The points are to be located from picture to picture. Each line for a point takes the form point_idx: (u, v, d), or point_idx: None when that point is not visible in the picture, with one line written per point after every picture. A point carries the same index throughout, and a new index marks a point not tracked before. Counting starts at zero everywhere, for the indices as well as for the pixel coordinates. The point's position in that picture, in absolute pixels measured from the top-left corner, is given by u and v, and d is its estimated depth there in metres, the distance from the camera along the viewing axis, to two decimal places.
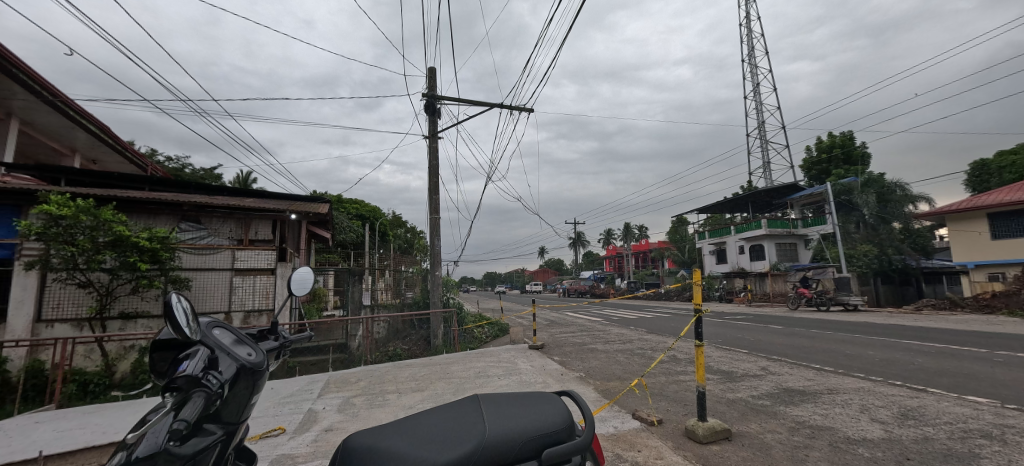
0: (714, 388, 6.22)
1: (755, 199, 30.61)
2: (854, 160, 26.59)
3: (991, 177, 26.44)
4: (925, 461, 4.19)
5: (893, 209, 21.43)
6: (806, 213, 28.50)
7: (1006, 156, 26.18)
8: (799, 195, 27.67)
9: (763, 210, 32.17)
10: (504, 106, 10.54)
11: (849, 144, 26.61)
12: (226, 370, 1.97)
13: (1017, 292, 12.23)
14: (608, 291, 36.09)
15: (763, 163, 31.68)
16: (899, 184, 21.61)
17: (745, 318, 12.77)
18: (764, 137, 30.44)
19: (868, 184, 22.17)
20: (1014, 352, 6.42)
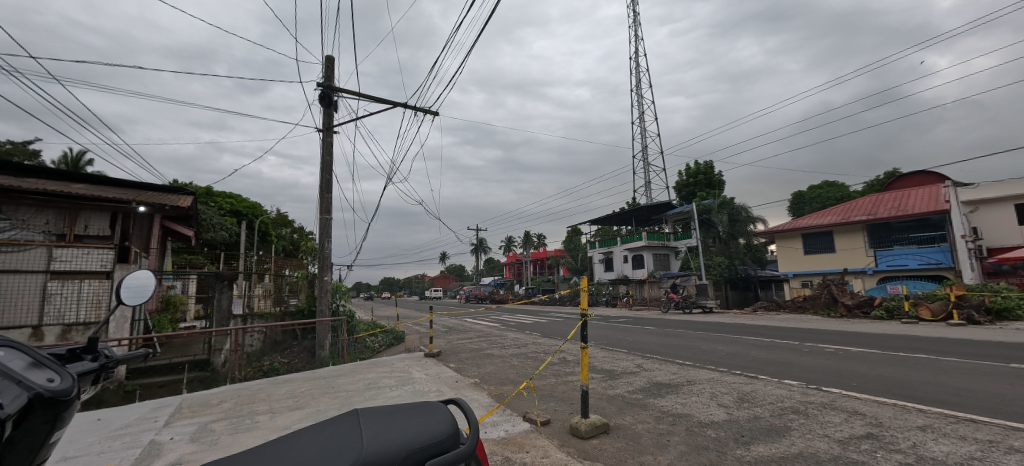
0: (597, 386, 6.69)
1: (638, 214, 34.25)
2: (714, 186, 31.64)
3: (804, 206, 33.81)
4: (754, 436, 5.01)
5: (740, 226, 25.66)
6: (677, 228, 32.80)
7: (814, 190, 33.71)
8: (672, 212, 31.17)
9: (644, 223, 35.92)
10: (407, 106, 10.21)
11: (710, 172, 31.61)
12: (10, 402, 1.45)
13: (818, 295, 15.64)
14: (507, 297, 37.04)
15: (646, 183, 35.81)
16: (744, 207, 26.17)
17: (626, 320, 14.15)
18: (647, 161, 34.45)
19: (723, 206, 26.25)
20: (814, 343, 8.17)
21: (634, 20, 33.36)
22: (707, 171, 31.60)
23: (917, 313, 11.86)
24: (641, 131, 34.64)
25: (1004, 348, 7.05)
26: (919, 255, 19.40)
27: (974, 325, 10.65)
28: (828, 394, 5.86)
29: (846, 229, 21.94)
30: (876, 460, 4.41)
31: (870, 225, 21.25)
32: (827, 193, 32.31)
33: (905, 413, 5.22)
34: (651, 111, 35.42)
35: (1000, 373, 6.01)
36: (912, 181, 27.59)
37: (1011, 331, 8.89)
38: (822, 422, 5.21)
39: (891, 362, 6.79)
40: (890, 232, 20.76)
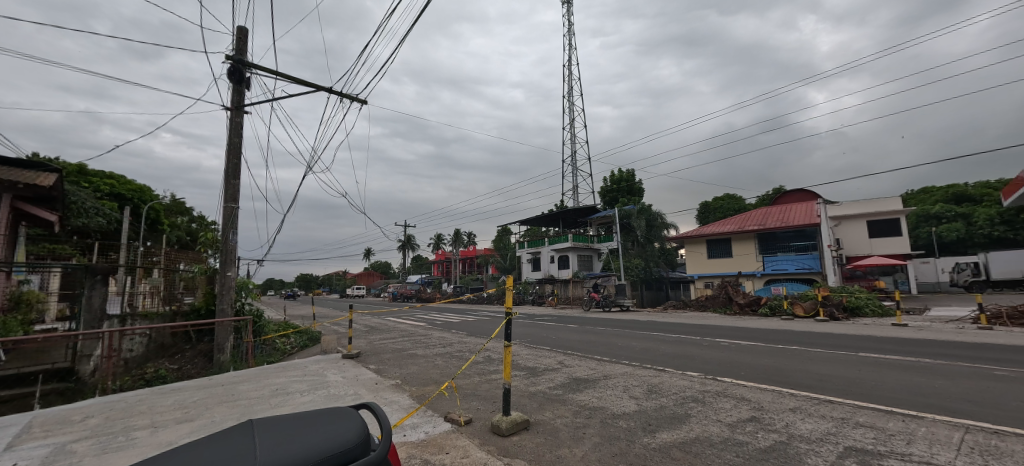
0: (519, 383, 6.78)
1: (566, 217, 35.53)
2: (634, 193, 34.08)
3: (709, 215, 37.75)
4: (659, 425, 5.42)
5: (655, 232, 28.01)
6: (601, 231, 34.76)
7: (718, 202, 37.77)
8: (596, 215, 33.47)
9: (571, 226, 37.54)
10: (332, 91, 9.55)
11: (631, 180, 34.01)
12: None
13: (717, 295, 17.51)
14: (434, 295, 36.32)
15: (574, 187, 37.40)
16: (660, 214, 28.52)
17: (549, 318, 14.58)
18: (576, 166, 36.03)
19: (642, 212, 28.43)
20: (712, 338, 9.08)
21: (567, 30, 34.66)
22: (629, 179, 33.87)
23: (794, 311, 13.79)
24: (571, 137, 36.07)
25: (853, 339, 8.48)
26: (796, 260, 22.62)
27: (834, 320, 12.66)
28: (721, 383, 6.54)
29: (743, 237, 24.85)
30: (757, 439, 5.01)
31: (761, 234, 24.28)
32: (730, 205, 36.35)
33: (780, 397, 6.02)
34: (581, 119, 37.10)
35: (849, 360, 7.19)
36: (795, 198, 32.13)
37: (862, 325, 10.63)
38: (715, 409, 5.80)
39: (770, 353, 7.80)
40: (775, 241, 23.93)
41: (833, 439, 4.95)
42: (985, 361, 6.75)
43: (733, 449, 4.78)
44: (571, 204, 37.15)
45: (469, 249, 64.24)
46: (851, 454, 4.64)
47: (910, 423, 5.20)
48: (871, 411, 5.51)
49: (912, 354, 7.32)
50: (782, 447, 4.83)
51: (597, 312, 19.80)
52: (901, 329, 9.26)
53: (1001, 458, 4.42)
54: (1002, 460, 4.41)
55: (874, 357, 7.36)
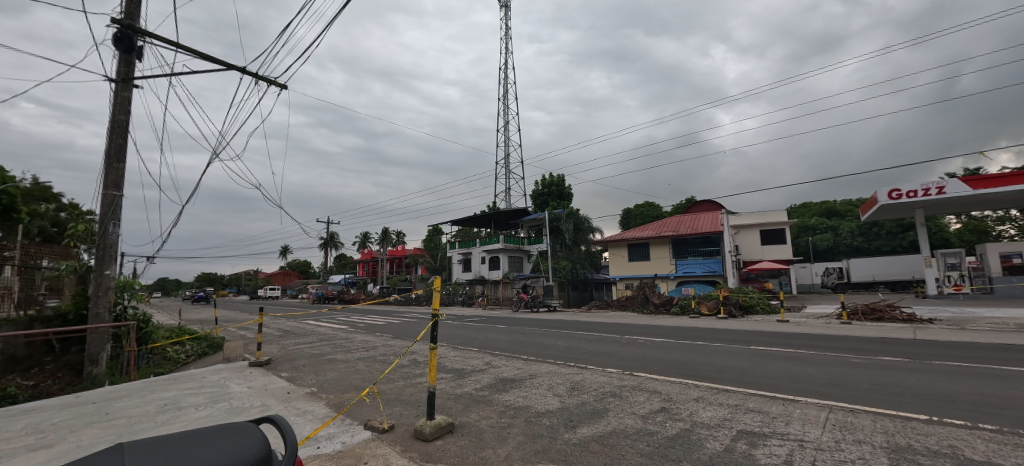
0: (445, 386, 6.65)
1: (497, 218, 35.80)
2: (564, 197, 35.44)
3: (631, 221, 40.54)
4: (580, 420, 5.65)
5: (582, 235, 29.25)
6: (531, 233, 35.69)
7: (639, 208, 40.68)
8: (527, 218, 34.27)
9: (503, 227, 38.02)
10: (245, 72, 8.66)
11: (561, 185, 35.33)
12: None
13: (635, 295, 18.79)
14: (359, 297, 34.53)
15: (507, 189, 37.90)
16: (587, 219, 29.88)
17: (477, 319, 14.58)
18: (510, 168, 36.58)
19: (570, 216, 29.50)
20: (628, 336, 9.71)
21: (504, 33, 35.00)
22: (559, 183, 35.18)
23: (700, 309, 15.31)
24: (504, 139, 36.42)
25: (745, 333, 9.62)
26: (703, 264, 25.10)
27: (732, 317, 14.28)
28: (637, 378, 6.99)
29: (660, 242, 27.00)
30: (666, 428, 5.43)
31: (675, 239, 26.57)
32: (650, 212, 39.29)
33: (686, 388, 6.59)
34: (516, 122, 37.65)
35: (743, 352, 8.11)
36: (705, 207, 35.69)
37: (753, 321, 12.11)
38: (631, 402, 6.19)
39: (678, 348, 8.53)
40: (686, 246, 26.33)
41: (728, 424, 5.54)
42: (842, 350, 8.04)
43: (645, 439, 5.13)
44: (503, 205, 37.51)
45: (398, 248, 61.91)
46: (742, 437, 5.23)
47: (789, 406, 5.99)
48: (758, 397, 6.27)
49: (789, 345, 8.49)
50: (686, 434, 5.29)
51: (526, 312, 20.24)
52: (781, 324, 10.70)
53: (853, 432, 5.28)
54: (854, 433, 5.26)
55: (761, 348, 8.42)
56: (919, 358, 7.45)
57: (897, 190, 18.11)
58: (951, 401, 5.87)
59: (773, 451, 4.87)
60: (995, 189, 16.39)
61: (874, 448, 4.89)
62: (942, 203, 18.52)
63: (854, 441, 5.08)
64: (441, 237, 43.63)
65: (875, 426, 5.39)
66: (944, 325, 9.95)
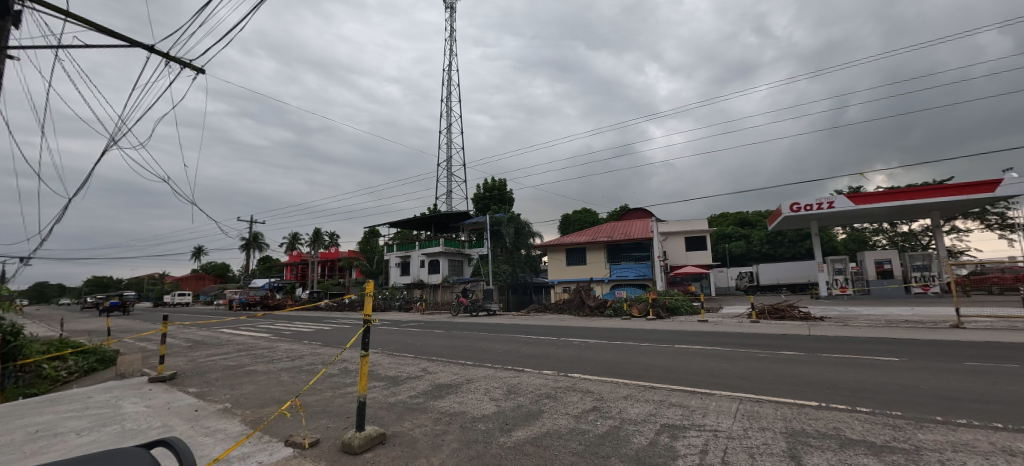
0: (378, 394, 6.38)
1: (437, 220, 35.21)
2: (505, 201, 35.84)
3: (570, 226, 41.95)
4: (516, 423, 5.69)
5: (522, 240, 29.73)
6: (472, 237, 35.59)
7: (578, 214, 42.20)
8: (469, 221, 34.15)
9: (443, 230, 37.51)
10: (151, 51, 7.71)
11: (503, 189, 35.74)
12: None
13: (572, 298, 19.39)
14: (285, 303, 32.09)
15: (448, 192, 37.47)
16: (527, 223, 30.35)
17: (414, 324, 14.20)
18: (452, 171, 36.25)
19: (511, 220, 29.83)
20: (562, 338, 9.97)
21: (449, 34, 34.56)
22: (501, 188, 35.60)
23: (631, 311, 16.16)
24: (447, 141, 36.02)
25: (668, 334, 10.32)
26: (635, 268, 26.60)
27: (660, 319, 15.27)
28: (571, 379, 7.20)
29: (596, 247, 28.19)
30: (597, 426, 5.65)
31: (610, 244, 27.88)
32: (589, 218, 40.98)
33: (617, 387, 6.91)
34: (458, 124, 37.28)
35: (667, 351, 8.68)
36: (638, 215, 37.94)
37: (677, 322, 13.03)
38: (565, 403, 6.36)
39: (610, 349, 8.92)
40: (620, 251, 27.75)
41: (653, 419, 5.89)
42: (750, 346, 8.93)
43: (577, 438, 5.29)
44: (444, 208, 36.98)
45: (331, 250, 58.29)
46: (664, 430, 5.59)
47: (705, 399, 6.50)
48: (680, 392, 6.74)
49: (706, 343, 9.26)
50: (616, 431, 5.54)
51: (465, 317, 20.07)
52: (699, 324, 11.61)
53: (758, 420, 5.85)
54: (759, 421, 5.83)
55: (681, 347, 9.10)
56: (810, 351, 8.50)
57: (797, 204, 20.52)
58: (835, 388, 6.74)
59: (691, 442, 5.25)
60: (872, 205, 19.14)
61: (775, 433, 5.46)
62: (832, 216, 21.24)
63: (759, 428, 5.64)
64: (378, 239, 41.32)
65: (776, 414, 6.03)
66: (831, 321, 11.45)
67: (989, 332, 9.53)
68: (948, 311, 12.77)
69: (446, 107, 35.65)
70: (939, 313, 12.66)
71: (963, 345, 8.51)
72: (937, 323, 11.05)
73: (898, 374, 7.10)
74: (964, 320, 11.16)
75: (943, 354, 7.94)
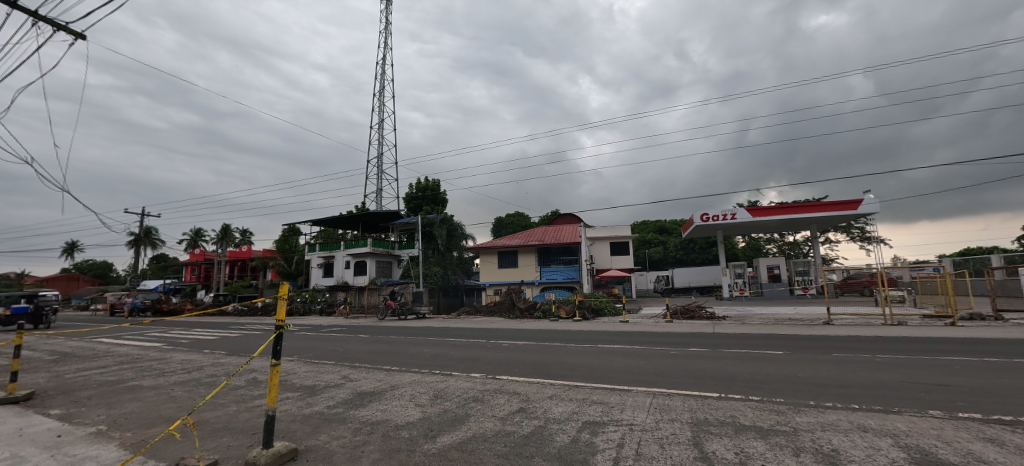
0: (291, 406, 5.89)
1: (366, 220, 33.62)
2: (438, 202, 35.29)
3: (503, 229, 42.52)
4: (440, 429, 5.59)
5: (454, 241, 29.31)
6: (402, 238, 34.53)
7: (511, 216, 42.87)
8: (400, 221, 32.66)
9: (371, 230, 35.95)
10: (12, 7, 6.42)
11: (436, 190, 35.22)
12: None
13: (503, 300, 19.62)
14: (183, 308, 28.40)
15: (378, 190, 35.96)
16: (460, 225, 30.06)
17: (335, 329, 13.41)
18: (382, 167, 34.85)
19: (443, 221, 29.25)
20: (490, 340, 10.04)
21: (388, 25, 33.29)
22: (434, 188, 35.08)
23: (559, 313, 16.73)
24: (379, 136, 34.64)
25: (593, 334, 10.86)
26: (563, 271, 27.53)
27: (586, 320, 16.03)
28: (499, 381, 7.27)
29: (528, 250, 28.98)
30: (521, 427, 5.75)
31: (540, 248, 28.83)
32: (521, 222, 41.87)
33: (542, 387, 7.11)
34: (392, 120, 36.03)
35: (591, 351, 9.09)
36: (567, 220, 39.56)
37: (600, 323, 13.77)
38: (491, 406, 6.39)
39: (538, 350, 9.14)
40: (550, 255, 28.81)
41: (575, 417, 6.15)
42: (664, 344, 9.72)
43: (503, 440, 5.34)
44: (375, 207, 35.37)
45: (245, 248, 52.77)
46: (586, 427, 5.86)
47: (624, 395, 6.92)
48: (601, 390, 7.10)
49: (626, 342, 9.89)
50: (540, 430, 5.69)
51: (393, 321, 19.37)
52: (621, 325, 12.35)
53: (668, 412, 6.38)
54: (669, 413, 6.34)
55: (605, 346, 9.62)
56: (713, 347, 9.47)
57: (706, 215, 22.74)
58: (732, 380, 7.54)
59: (609, 436, 5.55)
60: (767, 217, 21.79)
61: (683, 424, 5.97)
62: (735, 226, 23.83)
63: (669, 419, 6.13)
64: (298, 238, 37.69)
65: (684, 405, 6.60)
66: (731, 320, 12.86)
67: (850, 327, 11.37)
68: (823, 309, 14.96)
69: (379, 102, 34.29)
70: (815, 312, 14.78)
71: (829, 339, 10.06)
72: (813, 320, 12.94)
73: (782, 366, 8.16)
74: (834, 318, 13.15)
75: (815, 346, 9.33)
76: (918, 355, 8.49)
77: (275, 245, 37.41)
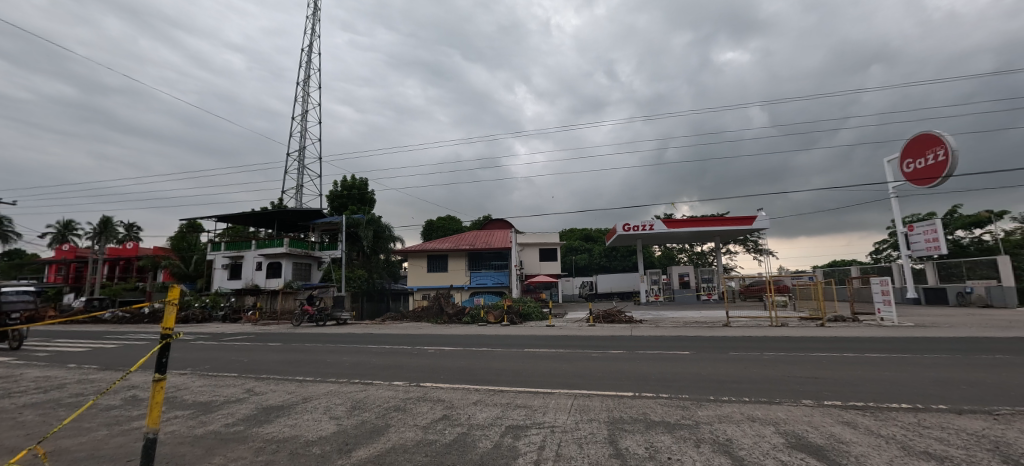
0: (179, 427, 5.21)
1: (282, 218, 31.03)
2: (365, 202, 33.78)
3: (435, 232, 41.81)
4: (356, 442, 5.29)
5: (381, 244, 28.24)
6: (324, 238, 32.35)
7: (444, 219, 42.27)
8: (321, 221, 30.77)
9: (287, 229, 33.29)
10: None
11: (363, 189, 33.71)
12: None
13: (430, 306, 19.19)
14: (44, 314, 23.87)
15: (298, 185, 33.40)
16: (388, 226, 28.92)
17: (240, 338, 12.16)
18: (303, 161, 32.44)
19: (370, 222, 27.87)
20: (414, 346, 9.76)
21: (316, 11, 31.39)
22: (361, 187, 33.52)
23: (487, 318, 16.82)
24: (303, 127, 32.32)
25: (519, 339, 11.02)
26: (493, 276, 27.86)
27: (513, 324, 16.27)
28: (422, 388, 7.09)
29: (458, 255, 28.79)
30: (444, 435, 5.65)
31: (471, 253, 28.79)
32: (454, 225, 41.51)
33: (468, 393, 7.06)
34: (318, 112, 33.83)
35: (516, 355, 9.24)
36: (498, 225, 39.98)
37: (526, 327, 14.07)
38: (414, 414, 6.20)
39: (464, 355, 9.10)
40: (481, 260, 28.86)
41: (498, 422, 6.19)
42: (587, 347, 10.18)
43: (424, 450, 5.19)
44: (294, 204, 32.81)
45: (131, 244, 45.68)
46: (509, 431, 5.92)
47: (547, 398, 7.11)
48: (525, 393, 7.23)
49: (551, 346, 10.19)
50: (463, 437, 5.64)
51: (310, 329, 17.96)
52: (547, 329, 12.71)
53: (587, 413, 6.67)
54: (588, 414, 6.64)
55: (531, 350, 9.82)
56: (630, 349, 10.13)
57: (628, 225, 24.37)
58: (645, 380, 8.11)
59: (531, 440, 5.66)
60: (680, 229, 23.90)
61: (600, 423, 6.28)
62: (652, 236, 25.80)
63: (588, 419, 6.42)
64: (199, 235, 33.67)
65: (602, 406, 6.95)
66: (646, 324, 13.87)
67: (743, 329, 12.83)
68: (724, 313, 16.70)
69: (302, 91, 32.03)
70: (718, 316, 16.48)
71: (726, 339, 11.27)
72: (714, 322, 14.42)
73: (688, 365, 8.96)
74: (731, 320, 14.78)
75: (715, 347, 10.41)
76: (794, 352, 9.84)
77: (169, 241, 32.93)
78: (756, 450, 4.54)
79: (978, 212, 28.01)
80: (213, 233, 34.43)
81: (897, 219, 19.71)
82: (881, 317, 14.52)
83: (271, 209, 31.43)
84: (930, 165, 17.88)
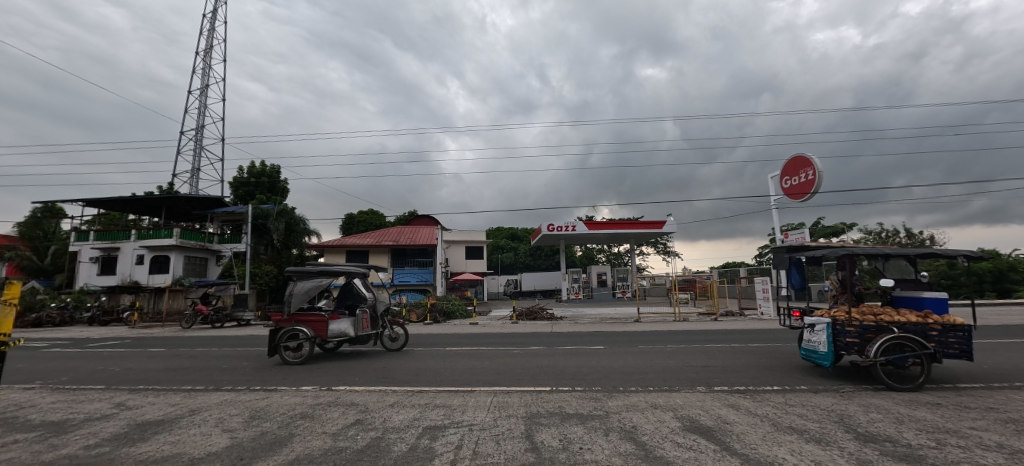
0: (20, 453, 4.32)
1: (172, 205, 27.26)
2: (275, 191, 31.00)
3: (354, 226, 39.70)
4: (253, 455, 4.81)
5: (293, 238, 26.11)
6: (224, 230, 29.01)
7: (366, 213, 40.27)
8: (222, 210, 27.59)
9: (179, 217, 29.33)
10: None
11: (275, 177, 30.90)
12: None
13: None
14: None
15: (193, 168, 29.48)
16: (304, 218, 26.70)
17: (110, 345, 10.45)
18: (199, 141, 28.76)
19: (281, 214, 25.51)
20: (326, 348, 9.21)
21: None
22: (272, 175, 30.69)
23: (409, 317, 16.40)
24: (202, 103, 28.63)
25: (441, 338, 10.88)
26: (418, 273, 27.29)
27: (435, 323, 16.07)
28: (335, 393, 6.71)
29: (381, 250, 27.64)
30: (356, 441, 5.40)
31: (395, 249, 27.81)
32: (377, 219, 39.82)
33: (384, 396, 6.82)
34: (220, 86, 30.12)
35: (435, 355, 9.15)
36: (425, 221, 39.11)
37: (448, 326, 13.98)
38: (323, 421, 5.85)
39: (380, 357, 8.77)
40: (405, 256, 28.01)
41: (415, 424, 6.07)
42: (507, 345, 10.38)
43: (333, 457, 4.91)
44: (188, 189, 29.01)
45: None
46: (425, 433, 5.83)
47: (466, 397, 7.14)
48: (443, 393, 7.19)
49: (475, 344, 10.24)
50: (376, 442, 5.43)
51: (202, 330, 16.03)
52: (469, 327, 12.76)
53: (506, 409, 6.82)
54: (506, 410, 6.79)
55: (453, 349, 9.78)
56: (549, 345, 10.55)
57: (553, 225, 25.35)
58: (561, 375, 8.49)
59: (448, 440, 5.64)
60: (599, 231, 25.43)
61: (517, 419, 6.47)
62: (574, 237, 27.08)
63: (506, 416, 6.56)
64: (59, 222, 28.16)
65: (520, 401, 7.16)
66: (565, 321, 14.52)
67: (648, 324, 14.03)
68: (634, 310, 18.10)
69: (203, 61, 28.32)
70: (629, 313, 17.83)
71: (634, 335, 12.24)
72: (626, 319, 15.54)
73: (600, 358, 9.60)
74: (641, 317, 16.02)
75: (626, 341, 11.25)
76: (692, 344, 10.98)
77: (17, 228, 27.25)
78: (657, 435, 4.98)
79: (836, 224, 33.50)
80: (79, 220, 29.16)
81: (777, 228, 22.93)
82: (761, 312, 16.76)
83: (159, 194, 27.38)
84: (802, 182, 20.97)
